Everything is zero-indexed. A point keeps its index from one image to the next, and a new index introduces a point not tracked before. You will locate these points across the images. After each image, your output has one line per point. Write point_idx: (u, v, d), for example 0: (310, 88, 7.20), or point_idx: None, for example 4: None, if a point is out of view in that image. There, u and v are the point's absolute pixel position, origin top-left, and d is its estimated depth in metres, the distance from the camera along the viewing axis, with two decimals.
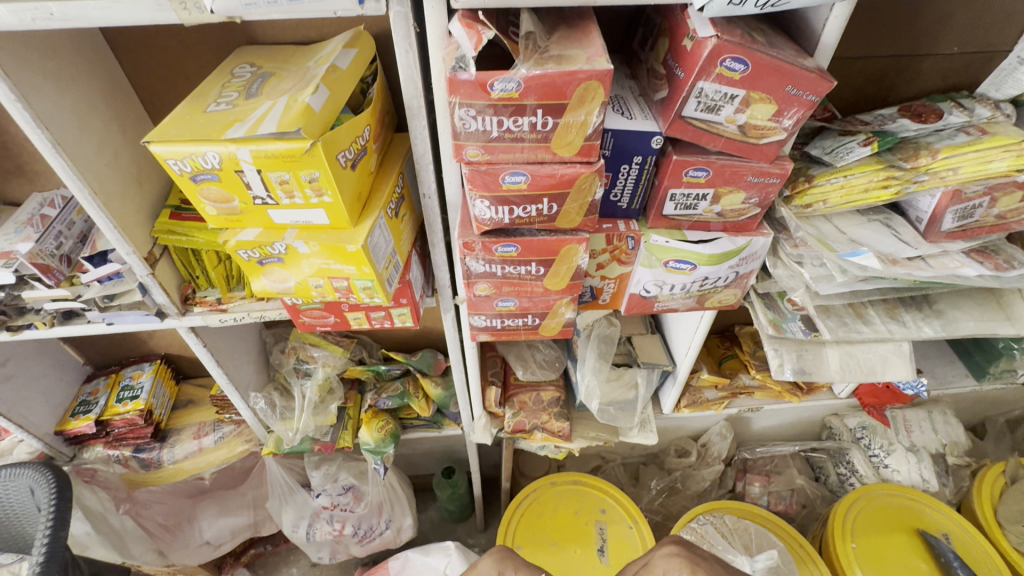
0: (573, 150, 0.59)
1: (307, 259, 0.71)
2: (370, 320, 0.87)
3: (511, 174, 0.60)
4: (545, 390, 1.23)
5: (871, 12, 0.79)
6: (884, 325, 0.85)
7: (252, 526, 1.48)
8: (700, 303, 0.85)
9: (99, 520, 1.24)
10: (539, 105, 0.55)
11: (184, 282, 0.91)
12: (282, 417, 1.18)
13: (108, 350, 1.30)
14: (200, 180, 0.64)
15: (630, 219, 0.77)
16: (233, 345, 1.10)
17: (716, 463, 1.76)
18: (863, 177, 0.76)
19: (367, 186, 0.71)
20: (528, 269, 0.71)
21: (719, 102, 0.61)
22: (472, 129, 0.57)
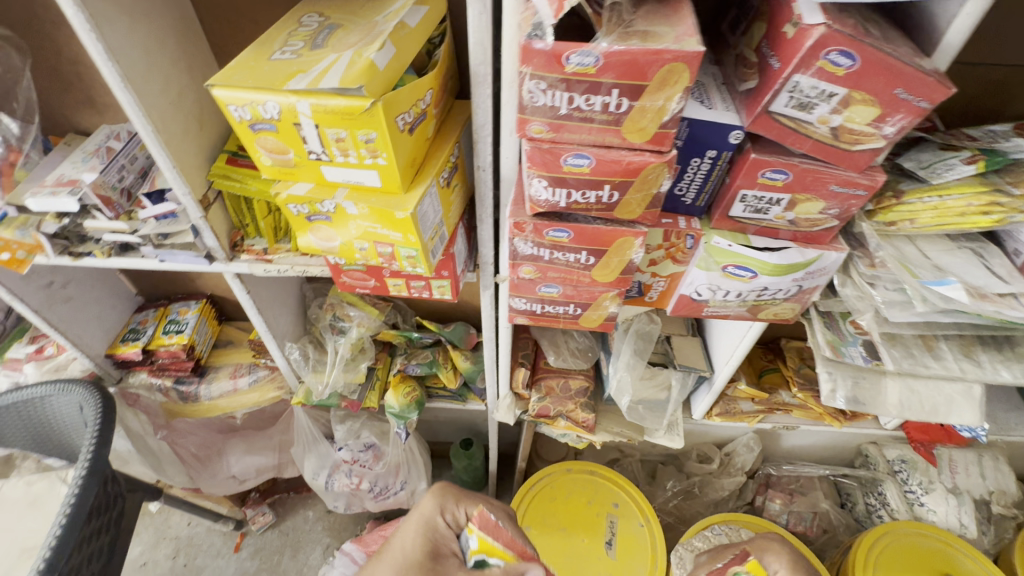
0: (644, 136, 0.55)
1: (354, 220, 0.70)
2: (409, 288, 0.85)
3: (575, 156, 0.56)
4: (574, 379, 1.21)
5: (1001, 13, 0.70)
6: (956, 363, 0.78)
7: (276, 467, 1.54)
8: (753, 313, 0.80)
9: (139, 441, 1.32)
10: (615, 85, 0.51)
11: (234, 228, 0.92)
12: (314, 369, 1.21)
13: (159, 284, 1.35)
14: (258, 129, 0.63)
15: (692, 216, 0.72)
16: (274, 295, 1.12)
17: (737, 474, 1.72)
18: (961, 200, 0.68)
19: (422, 151, 0.69)
20: (577, 258, 0.68)
21: (814, 100, 0.55)
22: (539, 103, 0.54)
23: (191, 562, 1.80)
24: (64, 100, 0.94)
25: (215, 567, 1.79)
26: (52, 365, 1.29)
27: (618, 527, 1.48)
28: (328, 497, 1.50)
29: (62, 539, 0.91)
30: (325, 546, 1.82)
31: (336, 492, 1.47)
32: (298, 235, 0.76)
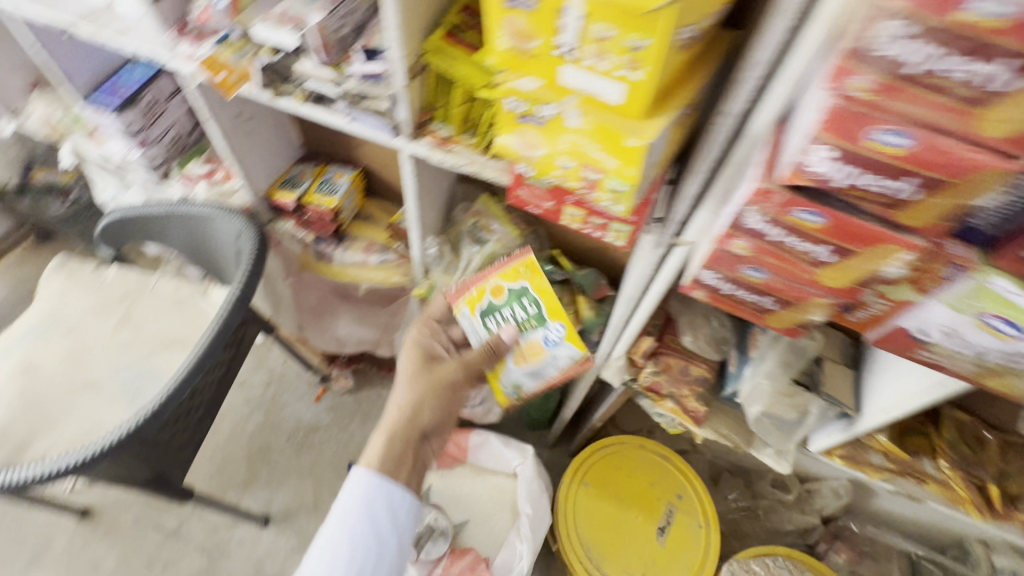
0: (1004, 131, 0.42)
1: (569, 134, 0.64)
2: (584, 223, 0.79)
3: (891, 132, 0.45)
4: (696, 365, 1.12)
5: None
6: None
7: (374, 343, 1.63)
8: (981, 377, 0.66)
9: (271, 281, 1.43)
10: (1012, 56, 0.38)
11: (425, 107, 0.89)
12: (444, 270, 1.21)
13: (323, 142, 1.39)
14: (512, 6, 0.56)
15: (971, 244, 0.57)
16: (432, 186, 1.11)
17: (812, 514, 1.63)
18: None
19: (674, 79, 0.60)
20: (814, 250, 0.58)
21: None
22: (882, 55, 0.42)
23: (278, 395, 2.00)
24: None
25: (296, 408, 1.98)
26: (219, 189, 1.39)
27: (674, 519, 1.43)
28: None
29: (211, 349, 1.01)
30: None
31: None
32: (501, 136, 0.71)
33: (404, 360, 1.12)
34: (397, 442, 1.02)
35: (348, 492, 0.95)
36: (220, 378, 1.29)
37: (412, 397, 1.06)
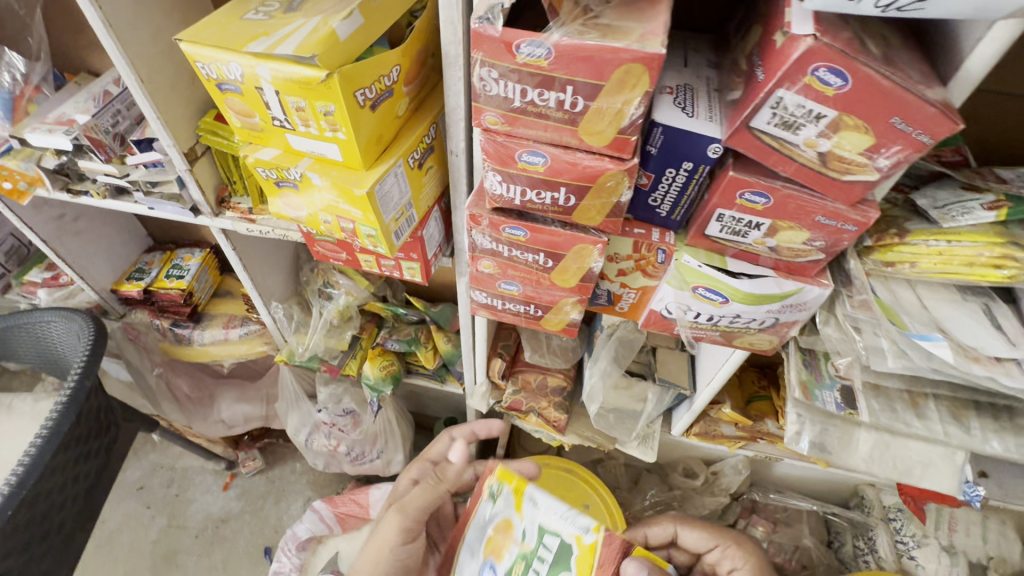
0: (602, 140, 0.50)
1: (318, 191, 0.69)
2: (380, 266, 0.83)
3: (529, 45, 0.44)
4: (552, 377, 1.17)
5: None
6: (942, 426, 0.70)
7: (264, 418, 1.57)
8: (726, 340, 0.75)
9: None
10: (569, 82, 0.46)
11: (222, 184, 0.92)
12: (297, 331, 1.22)
13: (169, 228, 1.38)
14: (225, 90, 0.62)
15: (668, 230, 0.67)
16: (264, 253, 1.13)
17: (722, 496, 1.57)
18: (971, 248, 0.62)
19: (392, 129, 0.66)
20: (535, 258, 0.65)
21: (799, 120, 0.50)
22: (492, 93, 0.49)
23: (183, 492, 1.85)
24: (75, 38, 0.94)
25: (204, 502, 1.83)
26: (62, 293, 1.33)
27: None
28: (309, 455, 1.52)
29: (33, 460, 0.98)
30: (305, 499, 1.82)
31: (316, 450, 1.50)
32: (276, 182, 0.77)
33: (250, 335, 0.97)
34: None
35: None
36: (97, 472, 1.17)
37: None
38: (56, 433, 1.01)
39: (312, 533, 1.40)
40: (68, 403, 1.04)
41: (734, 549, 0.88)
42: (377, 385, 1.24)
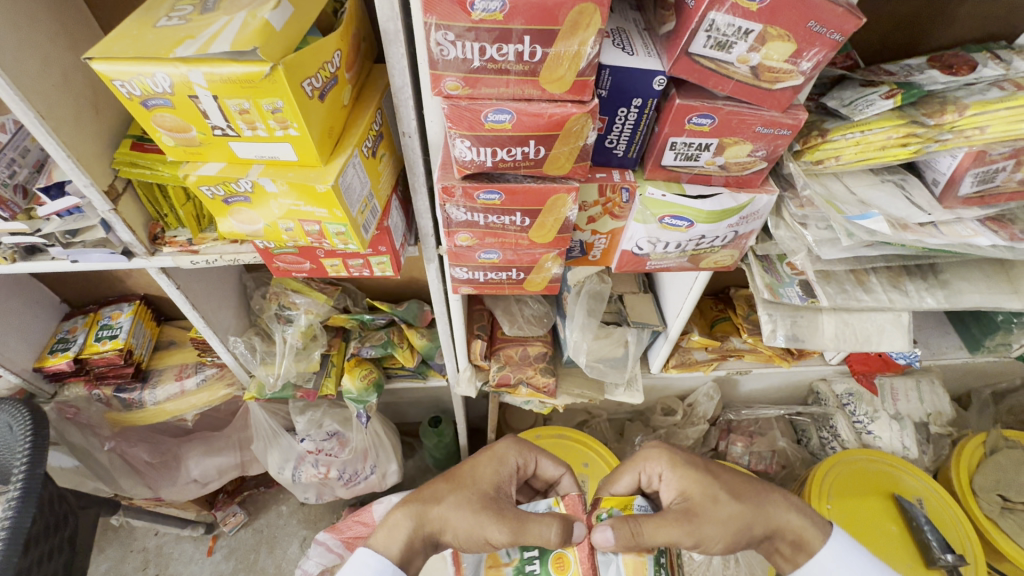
0: (563, 86, 0.53)
1: (275, 199, 0.66)
2: (348, 267, 0.82)
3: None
4: (532, 346, 1.19)
5: None
6: (885, 294, 0.80)
7: (240, 466, 1.48)
8: (694, 263, 0.81)
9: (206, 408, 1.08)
10: (526, 31, 0.48)
11: (151, 220, 0.86)
12: (263, 362, 1.16)
13: (86, 288, 1.25)
14: (152, 106, 0.58)
15: (626, 169, 0.71)
16: (208, 287, 1.07)
17: (702, 423, 1.66)
18: (881, 133, 0.71)
19: (340, 121, 0.64)
20: (512, 219, 0.67)
21: (731, 38, 0.55)
22: (450, 56, 0.51)
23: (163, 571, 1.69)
24: None
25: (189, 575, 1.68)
26: None
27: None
28: (297, 490, 1.45)
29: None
30: (302, 539, 1.73)
31: (304, 483, 1.43)
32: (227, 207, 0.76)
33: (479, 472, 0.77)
34: (420, 535, 0.71)
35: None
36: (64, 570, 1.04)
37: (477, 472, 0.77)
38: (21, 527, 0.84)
39: (323, 566, 1.33)
40: (24, 495, 0.87)
41: (649, 458, 0.77)
42: (360, 397, 1.21)
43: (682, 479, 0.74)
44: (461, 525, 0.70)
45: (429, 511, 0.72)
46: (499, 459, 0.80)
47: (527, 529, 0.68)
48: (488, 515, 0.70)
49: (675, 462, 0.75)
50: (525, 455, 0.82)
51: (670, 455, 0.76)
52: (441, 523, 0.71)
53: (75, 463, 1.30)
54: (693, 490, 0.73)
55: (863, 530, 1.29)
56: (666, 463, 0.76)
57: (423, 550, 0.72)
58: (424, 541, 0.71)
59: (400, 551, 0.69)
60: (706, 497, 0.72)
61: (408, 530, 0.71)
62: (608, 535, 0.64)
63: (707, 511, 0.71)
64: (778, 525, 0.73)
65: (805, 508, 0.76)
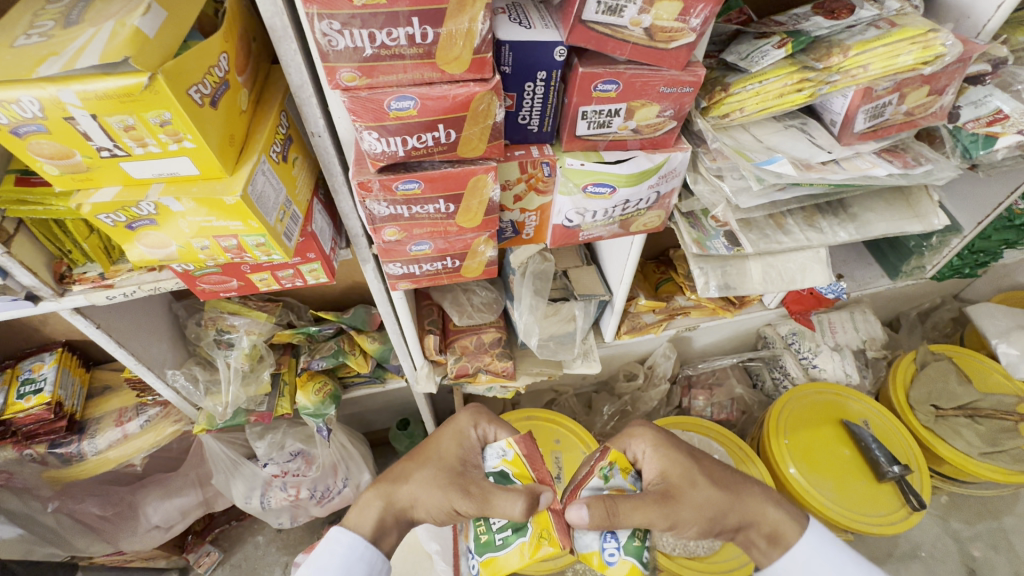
0: (462, 66, 0.53)
1: (183, 217, 0.62)
2: (279, 280, 0.80)
3: None
4: (486, 333, 1.19)
5: None
6: (803, 234, 0.85)
7: (204, 503, 1.42)
8: (624, 227, 0.83)
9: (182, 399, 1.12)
10: (412, 13, 0.48)
11: (55, 258, 0.80)
12: (209, 392, 1.11)
13: (2, 343, 1.16)
14: (25, 133, 0.53)
15: (543, 143, 0.72)
16: (134, 322, 1.01)
17: (662, 383, 1.72)
18: (777, 81, 0.75)
19: (240, 127, 0.61)
20: (436, 207, 0.66)
21: (620, 3, 0.56)
22: (340, 47, 0.49)
23: None
24: None
25: None
26: None
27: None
28: (269, 518, 1.40)
29: None
30: (284, 565, 1.67)
31: (276, 509, 1.39)
32: None
33: (444, 447, 0.80)
34: (389, 513, 0.78)
35: (328, 552, 0.74)
36: None
37: (447, 446, 0.80)
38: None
39: None
40: None
41: (635, 436, 0.81)
42: (318, 410, 1.19)
43: (667, 460, 0.77)
44: (428, 499, 0.76)
45: (397, 490, 0.79)
46: (460, 435, 0.82)
47: (491, 504, 0.69)
48: (456, 491, 0.73)
49: (659, 444, 0.79)
50: (496, 431, 0.83)
51: (654, 435, 0.80)
52: (411, 500, 0.78)
53: (19, 531, 1.18)
54: (672, 472, 0.76)
55: (819, 457, 1.38)
56: (651, 442, 0.79)
57: (395, 526, 0.79)
58: (393, 517, 0.78)
59: (371, 528, 0.77)
60: (685, 480, 0.75)
61: (378, 509, 0.78)
62: (582, 512, 0.67)
63: (686, 492, 0.74)
64: (755, 515, 0.77)
65: (783, 500, 0.79)
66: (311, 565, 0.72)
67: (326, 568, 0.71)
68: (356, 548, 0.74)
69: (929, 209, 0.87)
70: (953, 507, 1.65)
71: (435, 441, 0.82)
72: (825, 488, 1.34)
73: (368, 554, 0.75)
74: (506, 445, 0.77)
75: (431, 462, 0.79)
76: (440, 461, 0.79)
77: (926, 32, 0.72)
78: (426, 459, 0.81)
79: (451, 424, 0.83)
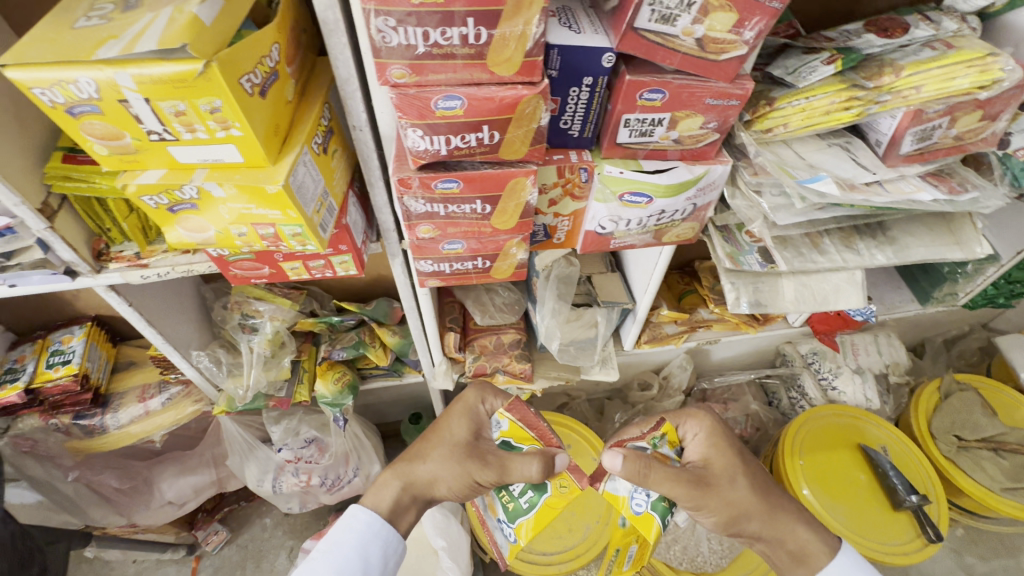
0: (512, 68, 0.52)
1: (224, 203, 0.63)
2: (310, 269, 0.80)
3: None
4: (506, 334, 1.19)
5: None
6: (839, 255, 0.84)
7: (217, 483, 1.43)
8: (656, 238, 0.82)
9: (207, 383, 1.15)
10: (468, 13, 0.47)
11: (94, 236, 0.81)
12: (231, 374, 1.13)
13: (34, 314, 1.18)
14: (79, 114, 0.54)
15: (582, 149, 0.71)
16: (164, 301, 1.03)
17: (677, 395, 1.70)
18: (825, 98, 0.73)
19: (285, 117, 0.62)
20: (472, 208, 0.66)
21: (675, 11, 0.55)
22: (393, 43, 0.49)
23: None
24: None
25: None
26: None
27: (593, 536, 1.34)
28: (279, 501, 1.42)
29: None
30: (289, 549, 1.69)
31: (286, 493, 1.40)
32: None
33: (456, 424, 0.84)
34: (406, 494, 0.81)
35: (344, 529, 0.76)
36: None
37: (460, 426, 0.84)
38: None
39: None
40: None
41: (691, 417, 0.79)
42: (336, 400, 1.19)
43: (712, 451, 0.76)
44: (448, 475, 0.80)
45: (416, 469, 0.82)
46: (470, 411, 0.86)
47: (512, 469, 0.76)
48: (474, 463, 0.79)
49: (713, 432, 0.77)
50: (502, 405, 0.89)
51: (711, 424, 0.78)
52: (430, 478, 0.81)
53: (38, 498, 1.20)
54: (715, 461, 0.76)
55: (834, 481, 1.35)
56: (706, 427, 0.78)
57: (414, 505, 0.82)
58: (411, 495, 0.82)
59: (388, 507, 0.79)
60: (725, 474, 0.75)
61: (395, 489, 0.81)
62: (616, 460, 0.67)
63: (721, 487, 0.74)
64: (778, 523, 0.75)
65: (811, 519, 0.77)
66: (328, 542, 0.74)
67: (343, 543, 0.74)
68: (372, 526, 0.77)
69: (971, 237, 0.85)
70: (969, 541, 1.61)
71: (446, 420, 0.86)
72: (838, 512, 1.31)
73: (383, 534, 0.77)
74: (500, 416, 0.83)
75: (444, 443, 0.83)
76: (450, 441, 0.83)
77: (985, 55, 0.70)
78: (441, 437, 0.84)
79: (461, 401, 0.88)
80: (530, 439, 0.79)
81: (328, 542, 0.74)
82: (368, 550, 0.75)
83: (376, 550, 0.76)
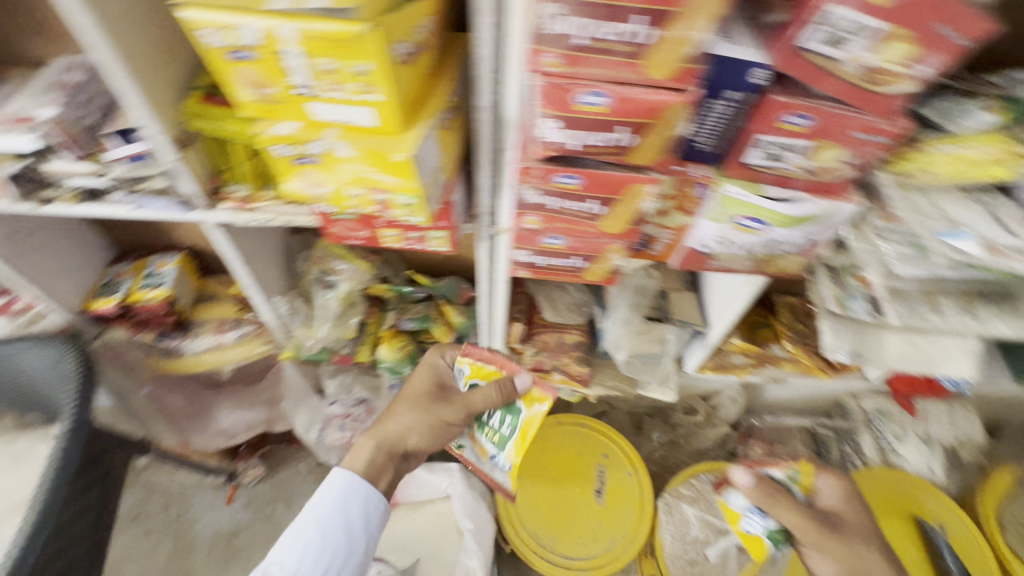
0: (667, 72, 0.50)
1: (347, 163, 0.65)
2: (405, 239, 0.81)
3: None
4: (569, 333, 1.18)
5: None
6: (958, 318, 0.76)
7: (267, 422, 1.51)
8: (758, 266, 0.78)
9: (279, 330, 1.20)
10: (639, 12, 0.46)
11: (213, 173, 0.86)
12: (303, 324, 1.18)
13: (137, 236, 1.27)
14: (236, 59, 0.57)
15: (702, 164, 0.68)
16: (258, 244, 1.07)
17: (721, 425, 1.67)
18: (983, 150, 0.65)
19: (419, 88, 0.63)
20: (585, 206, 0.65)
21: (848, 35, 0.51)
22: (553, 31, 0.48)
23: (183, 513, 1.74)
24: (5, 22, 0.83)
25: (209, 520, 1.73)
26: (23, 321, 1.17)
27: (616, 550, 1.32)
28: (320, 451, 1.47)
29: (48, 501, 0.88)
30: None
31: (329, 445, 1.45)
32: None
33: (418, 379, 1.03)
34: (381, 451, 0.96)
35: (326, 490, 0.89)
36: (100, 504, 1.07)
37: (419, 383, 1.02)
38: (53, 505, 0.87)
39: None
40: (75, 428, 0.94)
41: None
42: (395, 367, 1.23)
43: None
44: (415, 423, 0.97)
45: (385, 426, 0.98)
46: (435, 369, 1.04)
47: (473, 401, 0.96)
48: (437, 407, 0.98)
49: None
50: None
51: None
52: (401, 433, 0.97)
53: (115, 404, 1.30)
54: None
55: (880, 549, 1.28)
56: None
57: None
58: (384, 451, 0.97)
59: (364, 464, 0.94)
60: None
61: (370, 449, 0.96)
62: None
63: None
64: None
65: None
66: (311, 504, 0.88)
67: (325, 502, 0.87)
68: (352, 487, 0.90)
69: None
70: None
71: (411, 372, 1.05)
72: None
73: (369, 494, 0.91)
74: (461, 364, 1.00)
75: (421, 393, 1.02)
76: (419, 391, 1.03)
77: None
78: (406, 397, 1.01)
79: (427, 364, 1.05)
80: (490, 373, 0.96)
81: (312, 506, 0.87)
82: (353, 509, 0.89)
83: (356, 506, 0.89)
